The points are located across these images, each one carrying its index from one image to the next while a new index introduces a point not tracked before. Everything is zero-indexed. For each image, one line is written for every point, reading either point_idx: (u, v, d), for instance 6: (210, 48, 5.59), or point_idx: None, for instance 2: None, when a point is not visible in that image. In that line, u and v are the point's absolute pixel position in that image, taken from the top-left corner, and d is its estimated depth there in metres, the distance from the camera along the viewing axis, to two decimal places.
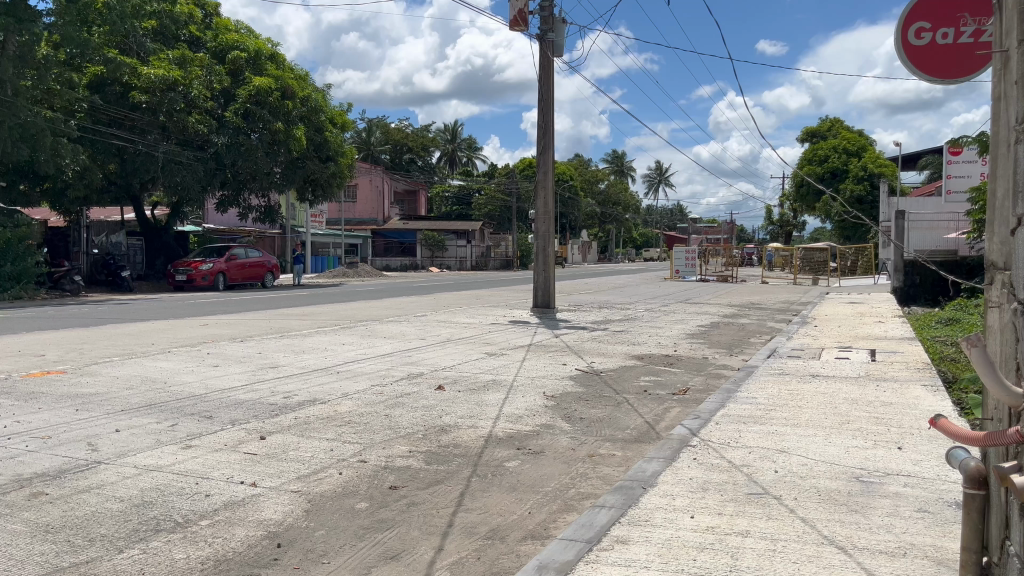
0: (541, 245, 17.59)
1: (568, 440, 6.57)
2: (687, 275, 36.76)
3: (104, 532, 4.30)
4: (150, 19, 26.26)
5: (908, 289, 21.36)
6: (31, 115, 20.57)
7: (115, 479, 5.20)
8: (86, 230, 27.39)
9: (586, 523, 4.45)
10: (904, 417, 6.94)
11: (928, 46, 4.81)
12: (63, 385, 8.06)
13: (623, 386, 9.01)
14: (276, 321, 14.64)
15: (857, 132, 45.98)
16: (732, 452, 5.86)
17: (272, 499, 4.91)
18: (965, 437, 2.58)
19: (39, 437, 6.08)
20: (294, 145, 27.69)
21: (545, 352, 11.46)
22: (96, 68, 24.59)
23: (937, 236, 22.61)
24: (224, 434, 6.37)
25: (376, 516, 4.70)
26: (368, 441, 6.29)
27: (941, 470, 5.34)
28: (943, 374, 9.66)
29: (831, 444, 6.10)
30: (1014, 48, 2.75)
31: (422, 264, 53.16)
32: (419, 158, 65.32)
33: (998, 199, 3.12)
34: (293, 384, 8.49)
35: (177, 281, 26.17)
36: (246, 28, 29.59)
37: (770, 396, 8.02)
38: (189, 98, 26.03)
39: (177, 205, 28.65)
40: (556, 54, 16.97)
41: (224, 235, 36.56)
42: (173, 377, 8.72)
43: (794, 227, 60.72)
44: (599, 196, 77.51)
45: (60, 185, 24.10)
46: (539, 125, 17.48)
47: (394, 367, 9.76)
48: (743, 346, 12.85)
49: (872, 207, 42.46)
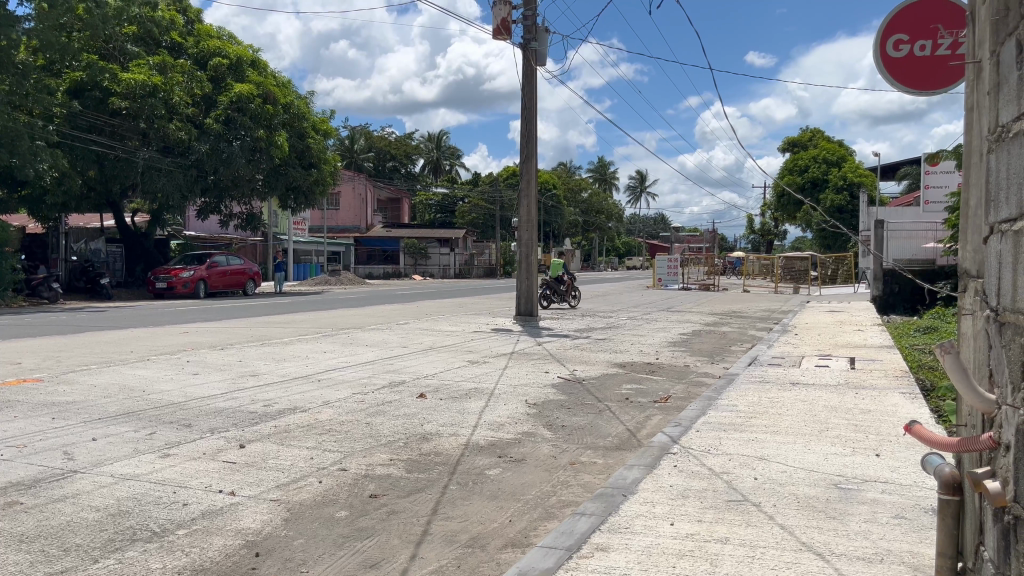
0: (524, 253, 17.51)
1: (549, 447, 6.58)
2: (668, 284, 36.86)
3: (79, 541, 4.25)
4: (131, 25, 26.07)
5: (887, 298, 21.62)
6: (8, 120, 20.44)
7: (91, 488, 5.15)
8: (64, 236, 27.20)
9: (566, 531, 4.45)
10: (882, 424, 7.00)
11: (906, 59, 4.64)
12: (40, 393, 7.97)
13: (605, 394, 9.04)
14: (229, 329, 14.03)
15: (836, 143, 46.49)
16: (712, 459, 5.89)
17: (250, 508, 4.88)
18: (939, 442, 2.62)
19: (14, 446, 6.00)
20: (275, 152, 27.61)
21: (527, 360, 11.49)
22: (76, 74, 24.37)
23: (915, 245, 22.83)
24: (204, 442, 6.31)
25: (355, 524, 4.68)
26: (348, 450, 6.26)
27: (918, 477, 5.39)
28: (921, 382, 9.77)
29: (810, 451, 6.14)
30: (988, 58, 2.79)
31: (405, 272, 53.18)
32: (403, 166, 65.39)
33: (970, 208, 3.17)
34: (274, 392, 8.45)
35: (157, 288, 25.88)
36: (228, 34, 29.40)
37: (750, 404, 8.07)
38: (170, 105, 25.87)
39: (157, 212, 28.33)
40: (539, 63, 17.04)
41: (207, 242, 36.28)
42: (152, 385, 8.62)
43: (775, 236, 61.24)
44: (582, 205, 78.03)
45: (37, 192, 23.89)
46: (522, 132, 17.52)
47: (375, 375, 9.76)
48: (725, 354, 12.93)
49: (852, 217, 42.91)
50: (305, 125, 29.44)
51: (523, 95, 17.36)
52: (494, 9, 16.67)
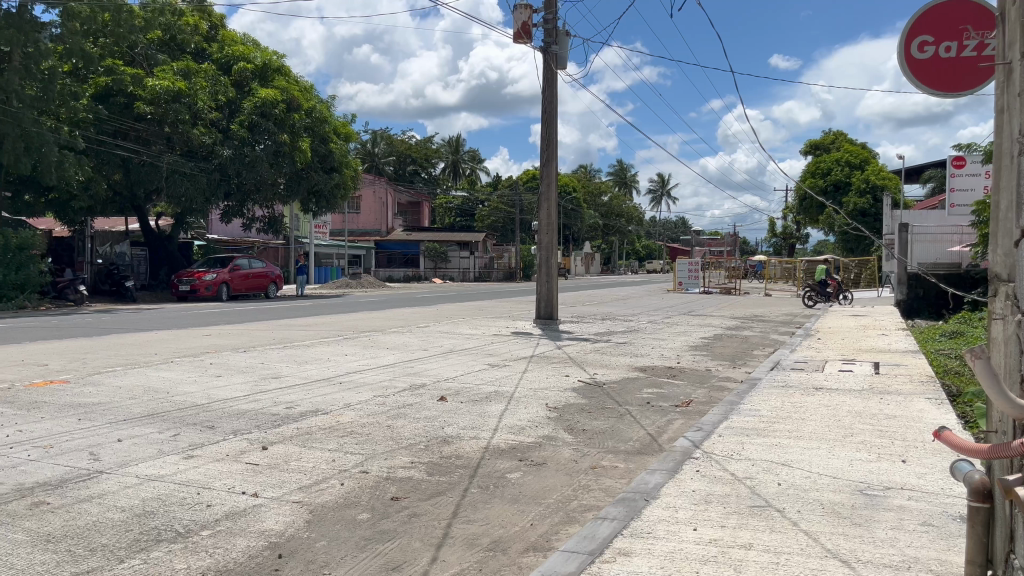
0: (544, 256, 17.48)
1: (570, 451, 6.56)
2: (689, 287, 36.69)
3: (105, 542, 4.29)
4: (156, 31, 26.50)
5: (912, 302, 21.32)
6: (35, 127, 20.80)
7: (116, 488, 5.19)
8: (90, 240, 27.47)
9: (588, 535, 4.44)
10: (908, 430, 6.90)
11: (931, 60, 4.61)
12: (67, 395, 8.07)
13: (626, 398, 9.00)
14: (253, 333, 14.15)
15: (860, 145, 46.08)
16: (735, 464, 5.84)
17: (273, 509, 4.91)
18: (967, 448, 2.57)
19: (42, 447, 6.08)
20: (298, 157, 27.74)
21: (547, 364, 11.43)
22: (101, 79, 24.67)
23: (941, 249, 22.52)
24: (226, 444, 6.36)
25: (377, 526, 4.69)
26: (371, 452, 6.29)
27: (946, 484, 5.31)
28: (947, 388, 9.62)
29: (834, 457, 6.07)
30: (1019, 60, 2.74)
31: (425, 275, 53.33)
32: (423, 170, 65.65)
33: (1000, 211, 3.12)
34: (296, 394, 8.52)
35: (181, 291, 26.21)
36: (250, 40, 29.61)
37: (773, 409, 8.00)
38: (194, 110, 26.14)
39: (181, 215, 28.66)
40: (560, 67, 17.05)
41: (230, 245, 36.62)
42: (176, 387, 8.70)
43: (797, 239, 60.63)
44: (602, 208, 77.84)
45: (65, 197, 24.24)
46: (542, 137, 17.52)
47: (397, 378, 9.80)
48: (746, 358, 12.86)
49: (875, 220, 42.41)
50: (327, 129, 29.48)
51: (542, 98, 17.37)
52: (514, 13, 16.70)
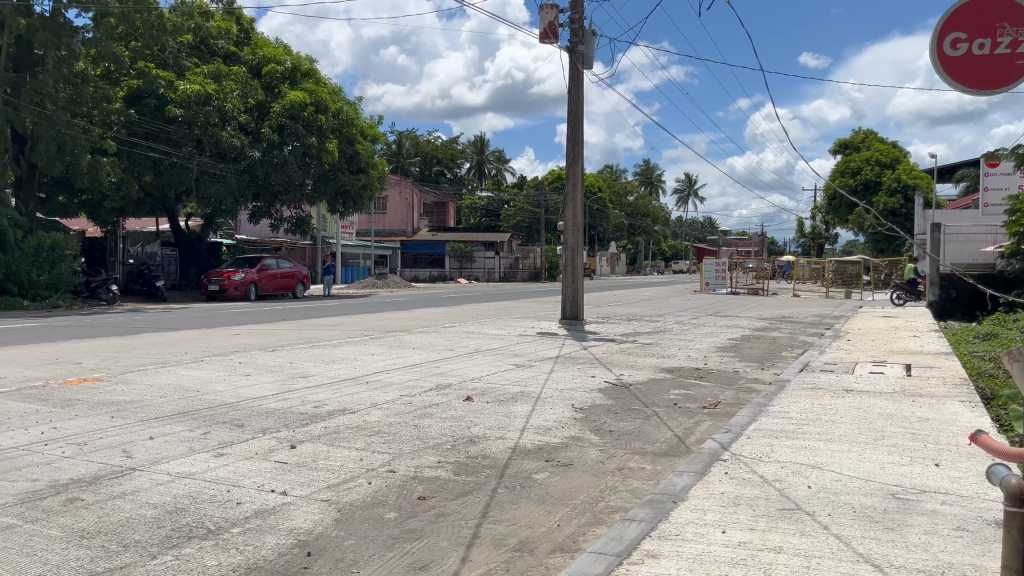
0: (570, 257, 17.45)
1: (597, 452, 6.54)
2: (716, 288, 36.45)
3: (137, 538, 4.35)
4: (186, 35, 26.90)
5: (944, 303, 21.02)
6: (69, 129, 21.18)
7: (148, 485, 5.27)
8: (122, 240, 27.90)
9: (616, 537, 4.43)
10: (941, 434, 6.79)
11: (963, 57, 4.50)
12: (99, 392, 8.21)
13: (653, 399, 8.97)
14: (280, 332, 14.28)
15: (891, 144, 45.45)
16: (764, 467, 5.79)
17: (302, 508, 4.95)
18: (1005, 453, 2.54)
19: (75, 444, 6.18)
20: (326, 158, 27.92)
21: (573, 364, 11.41)
22: (133, 82, 25.07)
23: (974, 249, 22.11)
24: (255, 442, 6.42)
25: (404, 526, 4.71)
26: (398, 451, 6.33)
27: (981, 488, 5.22)
28: (981, 391, 9.45)
29: (865, 460, 5.99)
30: None
31: (450, 275, 53.50)
32: (448, 170, 65.84)
33: None
34: (324, 393, 8.59)
35: (210, 290, 26.53)
36: (279, 43, 29.90)
37: (802, 410, 7.91)
38: (224, 112, 26.44)
39: (211, 216, 29.02)
40: (586, 67, 17.02)
41: (257, 246, 37.00)
42: (205, 386, 8.80)
43: (826, 240, 59.96)
44: (628, 208, 77.54)
45: (98, 198, 24.64)
46: (568, 137, 17.50)
47: (423, 377, 9.85)
48: (774, 359, 12.74)
49: (906, 220, 41.82)
50: (354, 131, 29.64)
51: (568, 98, 17.34)
52: (541, 13, 16.69)
